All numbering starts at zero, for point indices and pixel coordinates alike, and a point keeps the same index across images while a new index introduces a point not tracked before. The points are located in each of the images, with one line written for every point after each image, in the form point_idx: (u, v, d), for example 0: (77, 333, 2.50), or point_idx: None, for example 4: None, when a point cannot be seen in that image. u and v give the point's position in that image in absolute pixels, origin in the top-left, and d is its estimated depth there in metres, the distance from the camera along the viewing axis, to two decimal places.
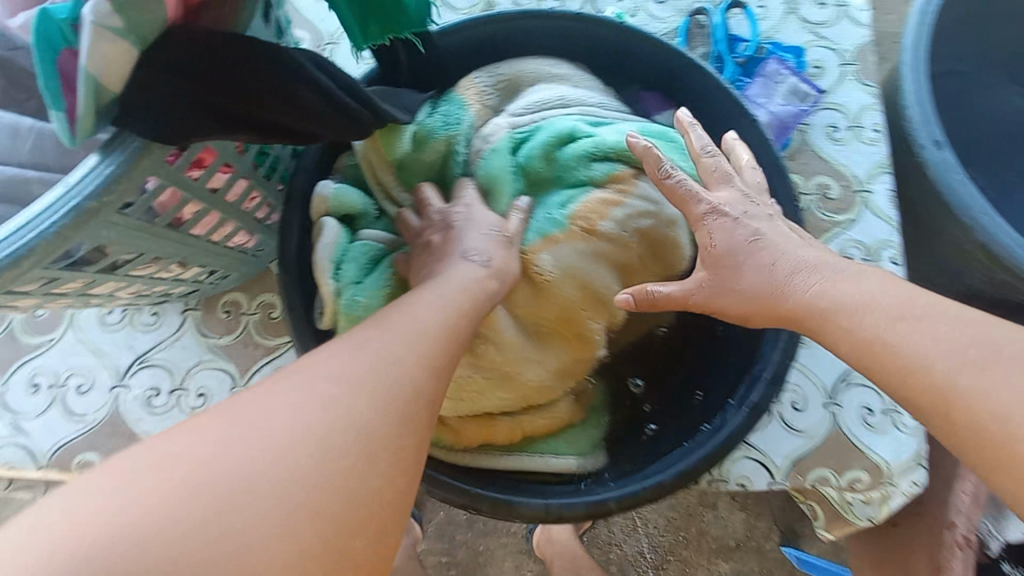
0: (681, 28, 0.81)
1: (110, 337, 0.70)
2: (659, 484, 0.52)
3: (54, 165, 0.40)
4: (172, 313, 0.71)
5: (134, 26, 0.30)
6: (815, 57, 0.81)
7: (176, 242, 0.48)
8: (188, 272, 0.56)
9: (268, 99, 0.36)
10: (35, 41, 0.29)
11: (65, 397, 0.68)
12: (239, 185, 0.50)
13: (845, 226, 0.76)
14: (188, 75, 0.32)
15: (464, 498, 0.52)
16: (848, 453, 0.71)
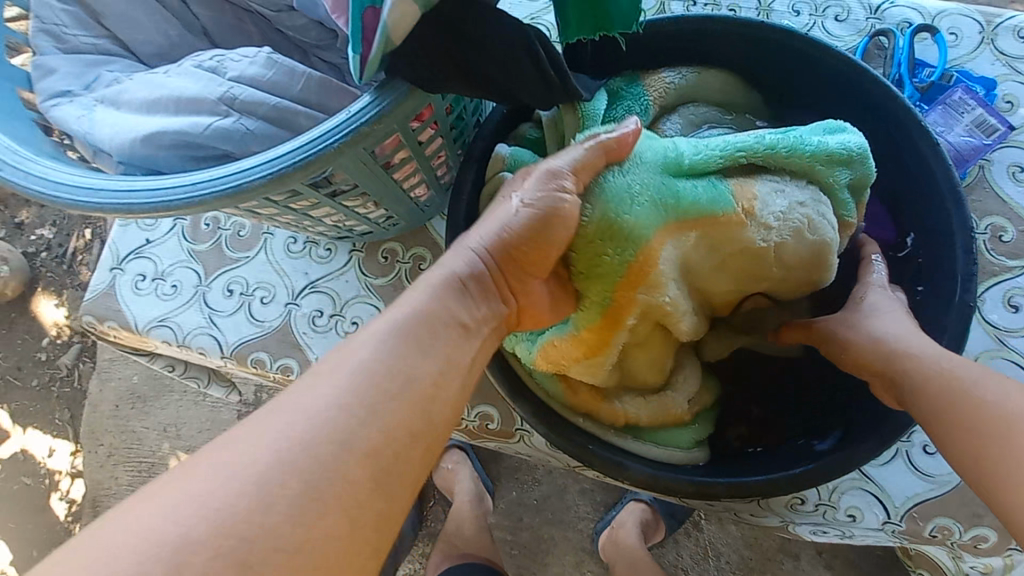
0: (859, 47, 0.78)
1: (291, 261, 0.83)
2: (773, 482, 0.53)
3: (314, 102, 0.49)
4: (343, 250, 0.82)
5: None
6: (1006, 90, 0.75)
7: (382, 182, 0.57)
8: (374, 213, 0.66)
9: (493, 62, 0.43)
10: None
11: (251, 304, 0.82)
12: (435, 142, 0.58)
13: (1017, 272, 0.70)
14: (428, 45, 0.40)
15: (579, 451, 0.56)
16: (979, 509, 0.65)
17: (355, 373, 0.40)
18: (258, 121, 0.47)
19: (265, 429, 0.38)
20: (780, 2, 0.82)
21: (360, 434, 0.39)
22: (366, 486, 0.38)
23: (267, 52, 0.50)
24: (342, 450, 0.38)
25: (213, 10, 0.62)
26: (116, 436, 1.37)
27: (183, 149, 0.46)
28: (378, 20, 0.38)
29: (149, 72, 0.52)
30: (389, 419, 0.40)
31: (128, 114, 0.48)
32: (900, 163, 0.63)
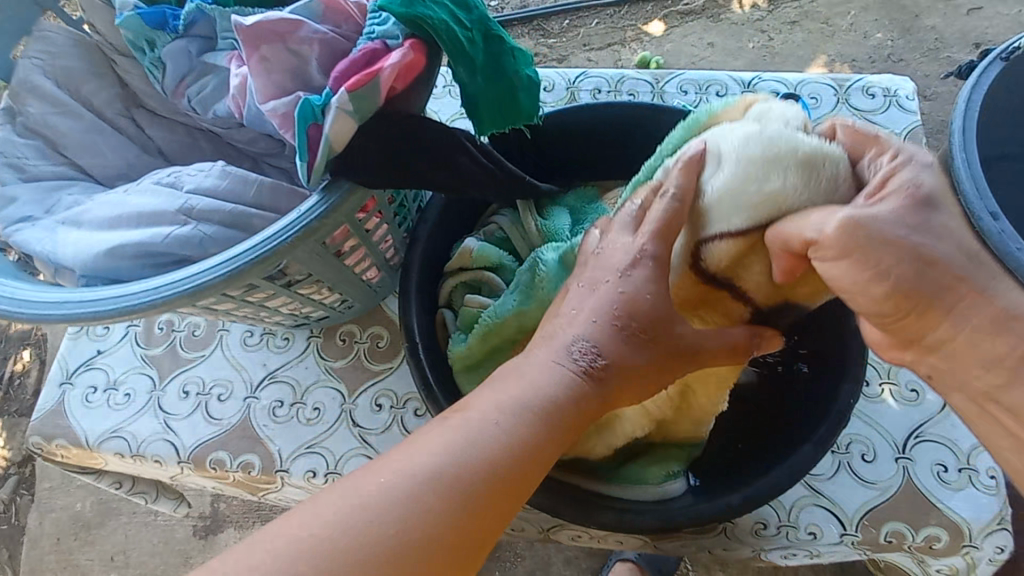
0: None
1: (249, 355, 0.84)
2: (728, 505, 0.56)
3: (267, 204, 0.54)
4: (300, 338, 0.85)
5: (358, 109, 0.45)
6: None
7: (334, 269, 0.61)
8: (329, 298, 0.70)
9: (429, 157, 0.50)
10: (297, 118, 0.45)
11: (208, 403, 0.82)
12: (381, 229, 0.64)
13: None
14: (363, 151, 0.46)
15: (547, 502, 0.58)
16: (924, 509, 0.70)
17: (454, 439, 0.43)
18: (216, 226, 0.52)
19: (350, 500, 0.40)
20: (671, 85, 0.96)
21: (440, 508, 0.40)
22: (444, 552, 0.40)
23: (221, 165, 0.55)
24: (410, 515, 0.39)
25: (168, 132, 0.69)
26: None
27: (147, 258, 0.50)
28: (320, 134, 0.45)
29: (108, 192, 0.57)
30: (462, 487, 0.41)
31: (90, 231, 0.52)
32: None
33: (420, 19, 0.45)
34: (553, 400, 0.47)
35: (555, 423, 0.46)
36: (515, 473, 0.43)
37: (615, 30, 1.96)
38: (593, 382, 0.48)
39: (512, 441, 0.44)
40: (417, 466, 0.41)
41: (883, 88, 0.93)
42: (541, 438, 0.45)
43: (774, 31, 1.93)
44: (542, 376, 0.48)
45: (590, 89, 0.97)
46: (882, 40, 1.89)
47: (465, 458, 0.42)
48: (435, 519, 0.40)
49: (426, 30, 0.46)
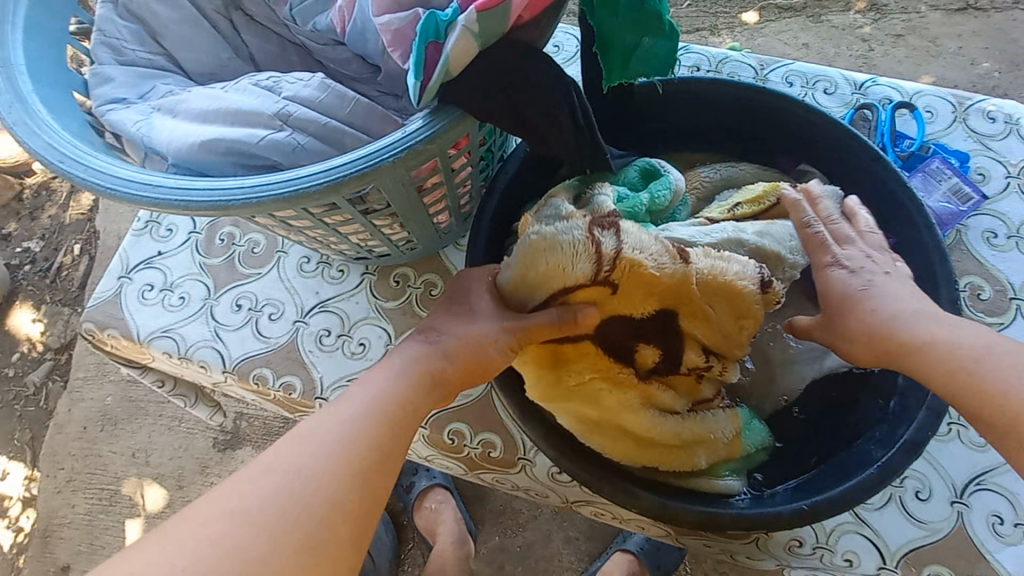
0: (845, 117, 0.86)
1: (302, 280, 0.84)
2: (779, 516, 0.54)
3: (361, 125, 0.53)
4: (355, 272, 0.84)
5: (482, 31, 0.41)
6: (978, 163, 0.83)
7: (412, 204, 0.60)
8: (397, 235, 0.69)
9: (536, 101, 0.48)
10: (418, 34, 0.42)
11: (258, 320, 0.82)
12: (465, 171, 0.61)
13: (994, 329, 0.75)
14: (473, 83, 0.44)
15: (590, 477, 0.56)
16: (972, 558, 0.66)
17: (308, 433, 0.46)
18: (310, 137, 0.50)
19: (221, 503, 0.41)
20: (775, 74, 0.90)
21: (303, 497, 0.42)
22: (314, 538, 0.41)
23: (321, 77, 0.54)
24: (274, 507, 0.41)
25: (263, 39, 0.67)
26: (81, 460, 1.31)
27: (238, 157, 0.49)
28: (439, 54, 0.42)
29: (205, 87, 0.56)
30: (321, 478, 0.43)
31: (186, 122, 0.51)
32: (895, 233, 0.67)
33: None
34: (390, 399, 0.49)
35: (409, 415, 0.49)
36: (379, 459, 0.46)
37: (706, 15, 1.87)
38: (453, 354, 0.53)
39: (380, 418, 0.48)
40: (278, 461, 0.44)
41: (1006, 113, 0.85)
42: (406, 397, 0.50)
43: (876, 41, 1.81)
44: (398, 368, 0.51)
45: (687, 65, 0.91)
46: (991, 68, 1.76)
47: (331, 452, 0.45)
48: (307, 508, 0.42)
49: None
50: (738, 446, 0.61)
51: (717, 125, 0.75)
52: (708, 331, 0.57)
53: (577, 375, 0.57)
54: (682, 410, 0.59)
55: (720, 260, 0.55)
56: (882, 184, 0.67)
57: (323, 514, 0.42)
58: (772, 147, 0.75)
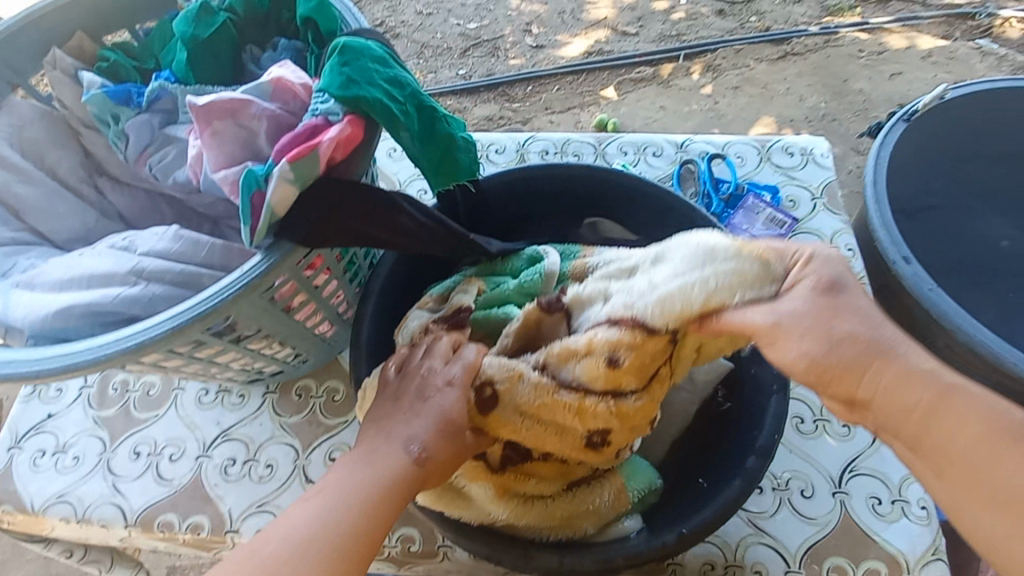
0: (674, 173, 1.00)
1: (203, 413, 0.84)
2: (664, 544, 0.58)
3: (217, 263, 0.57)
4: (255, 394, 0.85)
5: (298, 176, 0.49)
6: (788, 193, 0.97)
7: (284, 324, 0.64)
8: (282, 353, 0.72)
9: (366, 220, 0.55)
10: (242, 187, 0.49)
11: (159, 464, 0.81)
12: (331, 284, 0.67)
13: None
14: (298, 216, 0.50)
15: (488, 549, 0.59)
16: (863, 543, 0.71)
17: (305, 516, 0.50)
18: (166, 286, 0.54)
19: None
20: (611, 147, 1.05)
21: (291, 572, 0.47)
22: None
23: (175, 228, 0.59)
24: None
25: (131, 198, 0.72)
26: None
27: (95, 317, 0.52)
28: (263, 200, 0.49)
29: (64, 255, 0.59)
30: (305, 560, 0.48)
31: (41, 293, 0.54)
32: None
33: (356, 99, 0.50)
34: (383, 482, 0.54)
35: (395, 496, 0.53)
36: (364, 537, 0.50)
37: (575, 96, 2.11)
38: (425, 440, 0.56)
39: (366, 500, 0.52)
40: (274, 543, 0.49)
41: (801, 147, 1.02)
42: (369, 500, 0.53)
43: (719, 94, 2.10)
44: (370, 461, 0.55)
45: (538, 151, 1.04)
46: (816, 102, 2.07)
47: (322, 533, 0.49)
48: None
49: (363, 107, 0.50)
50: (629, 491, 0.65)
51: (554, 200, 0.86)
52: (545, 443, 0.61)
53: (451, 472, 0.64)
54: (551, 494, 0.63)
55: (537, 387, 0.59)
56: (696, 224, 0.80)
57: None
58: (611, 213, 0.87)
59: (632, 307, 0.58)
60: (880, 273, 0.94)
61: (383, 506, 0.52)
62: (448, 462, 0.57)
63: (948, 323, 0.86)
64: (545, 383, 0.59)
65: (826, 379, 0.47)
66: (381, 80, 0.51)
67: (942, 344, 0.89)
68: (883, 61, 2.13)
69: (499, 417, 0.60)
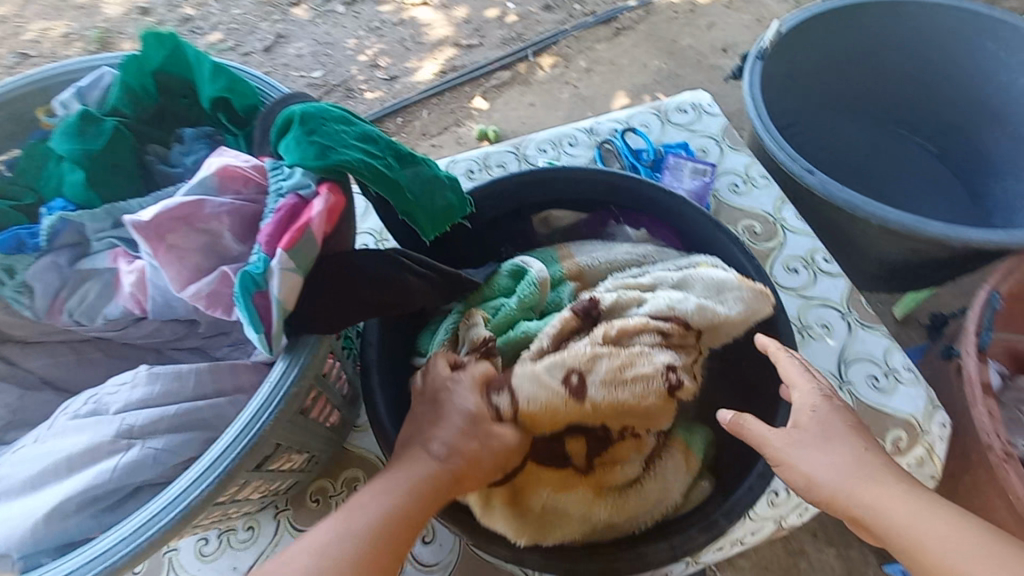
0: (595, 156, 1.05)
1: (212, 566, 0.73)
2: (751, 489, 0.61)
3: (213, 389, 0.50)
4: (267, 520, 0.75)
5: (300, 264, 0.44)
6: (697, 144, 1.07)
7: (302, 428, 0.57)
8: (298, 462, 0.64)
9: (381, 292, 0.49)
10: (239, 292, 0.43)
11: None
12: (335, 368, 0.61)
13: (778, 249, 0.95)
14: (315, 303, 0.46)
15: (604, 565, 0.58)
16: (879, 419, 0.80)
17: (340, 538, 0.46)
18: (167, 435, 0.46)
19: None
20: (530, 148, 1.07)
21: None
22: None
23: (144, 368, 0.50)
24: None
25: (54, 356, 0.61)
26: None
27: (96, 504, 0.43)
28: (268, 301, 0.43)
29: (8, 450, 0.48)
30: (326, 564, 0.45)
31: (5, 505, 0.43)
32: (678, 224, 0.84)
33: (336, 164, 0.46)
34: (422, 483, 0.51)
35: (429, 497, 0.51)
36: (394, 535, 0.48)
37: (447, 115, 2.13)
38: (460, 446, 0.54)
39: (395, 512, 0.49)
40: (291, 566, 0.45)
41: (690, 103, 1.12)
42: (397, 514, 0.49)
43: (577, 79, 2.23)
44: (400, 471, 0.52)
45: (463, 172, 1.04)
46: (659, 65, 2.27)
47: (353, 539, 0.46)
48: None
49: (341, 171, 0.47)
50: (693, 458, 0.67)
51: (505, 209, 0.84)
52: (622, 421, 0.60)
53: (538, 496, 0.61)
54: (638, 475, 0.63)
55: (618, 369, 0.59)
56: (649, 197, 0.83)
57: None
58: (560, 204, 0.87)
59: (674, 307, 0.63)
60: (793, 189, 1.05)
61: (416, 512, 0.50)
62: (488, 464, 0.55)
63: (862, 213, 0.95)
64: (621, 355, 0.59)
65: (828, 496, 0.52)
66: (355, 140, 0.48)
67: (859, 233, 1.02)
68: (698, 17, 2.40)
69: (596, 403, 0.58)
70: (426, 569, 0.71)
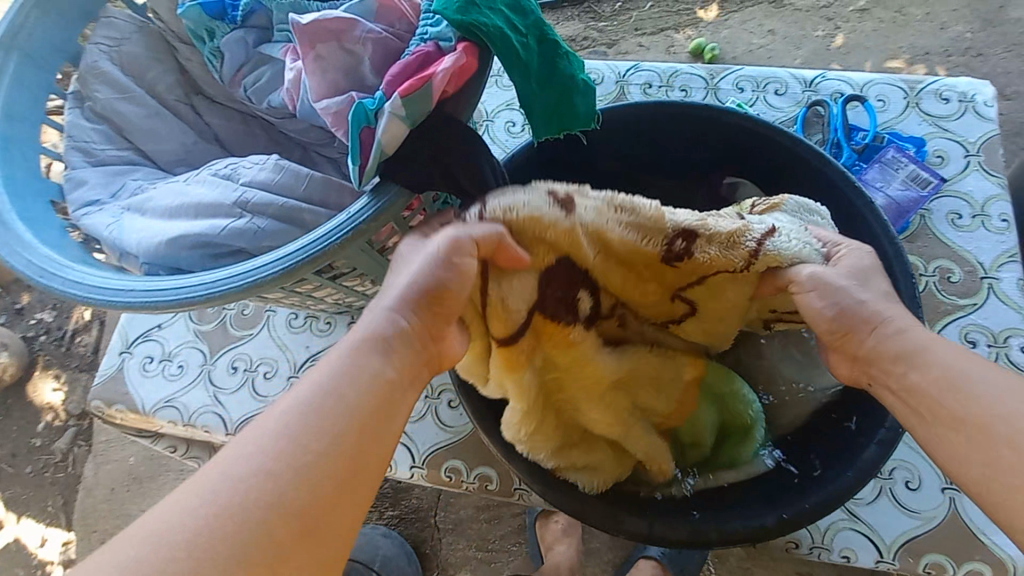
0: (799, 116, 0.88)
1: (294, 336, 0.87)
2: (762, 526, 0.56)
3: (317, 199, 0.55)
4: (341, 323, 0.87)
5: (409, 114, 0.44)
6: (936, 146, 0.84)
7: (378, 263, 0.61)
8: (372, 289, 0.71)
9: (468, 169, 0.49)
10: (351, 121, 0.45)
11: (255, 380, 0.86)
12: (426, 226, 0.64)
13: (969, 310, 0.76)
14: (419, 153, 0.47)
15: (577, 507, 0.57)
16: (968, 543, 0.67)
17: (288, 418, 0.41)
18: (270, 220, 0.53)
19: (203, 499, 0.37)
20: (726, 81, 0.92)
21: (271, 459, 0.39)
22: (288, 519, 0.38)
23: (275, 158, 0.57)
24: (244, 489, 0.38)
25: (226, 119, 0.70)
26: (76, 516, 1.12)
27: (204, 249, 0.52)
28: (373, 138, 0.45)
29: (169, 180, 0.59)
30: (267, 438, 0.40)
31: (151, 220, 0.55)
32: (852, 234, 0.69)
33: (475, 26, 0.44)
34: (379, 341, 0.46)
35: (382, 356, 0.46)
36: (342, 404, 0.43)
37: (669, 15, 1.89)
38: (413, 305, 0.48)
39: (336, 380, 0.44)
40: (230, 463, 0.39)
41: (959, 92, 0.86)
42: (363, 363, 0.45)
43: (842, 18, 1.80)
44: (346, 342, 0.46)
45: (640, 83, 0.94)
46: (961, 31, 1.73)
47: (309, 412, 0.42)
48: (260, 476, 0.39)
49: (479, 36, 0.45)
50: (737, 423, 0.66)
51: (680, 150, 0.76)
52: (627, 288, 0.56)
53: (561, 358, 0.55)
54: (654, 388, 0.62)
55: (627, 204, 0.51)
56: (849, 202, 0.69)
57: (273, 474, 0.39)
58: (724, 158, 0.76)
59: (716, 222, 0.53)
60: None
61: (357, 376, 0.45)
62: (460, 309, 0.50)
63: None
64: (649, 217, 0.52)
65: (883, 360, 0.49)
66: (505, 7, 0.45)
67: None
68: None
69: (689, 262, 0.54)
70: (442, 426, 0.79)
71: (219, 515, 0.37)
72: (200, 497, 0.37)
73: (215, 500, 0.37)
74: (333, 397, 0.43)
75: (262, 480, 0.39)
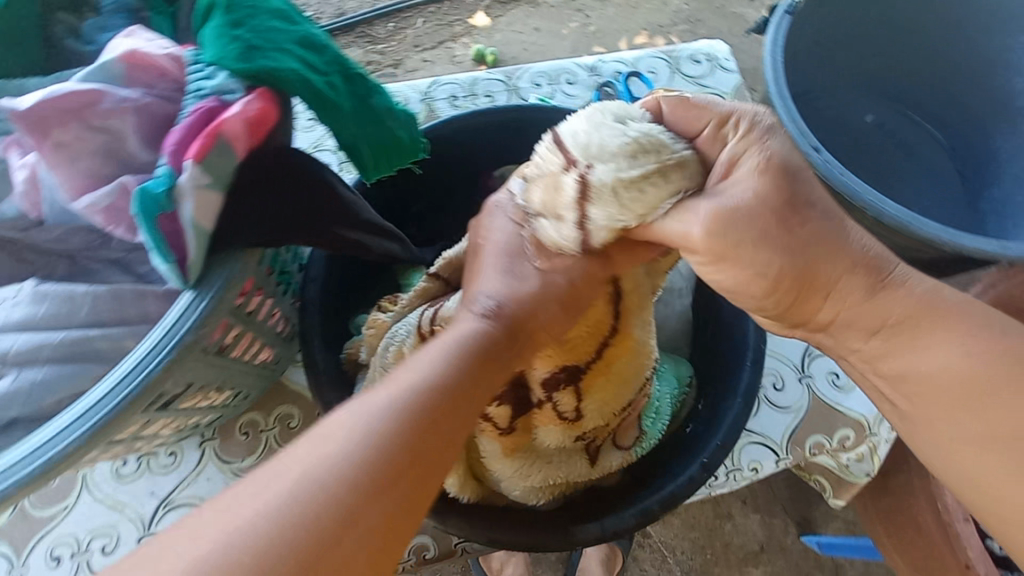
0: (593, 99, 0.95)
1: (128, 488, 0.69)
2: (691, 478, 0.58)
3: (109, 319, 0.43)
4: (190, 448, 0.71)
5: (217, 177, 0.37)
6: None
7: (219, 368, 0.51)
8: (220, 398, 0.59)
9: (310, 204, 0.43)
10: (139, 213, 0.36)
11: (90, 561, 0.66)
12: (265, 306, 0.55)
13: None
14: (244, 217, 0.39)
15: (531, 539, 0.55)
16: (832, 417, 0.79)
17: (376, 420, 0.36)
18: (48, 365, 0.41)
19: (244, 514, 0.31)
20: (523, 80, 0.96)
21: (343, 476, 0.33)
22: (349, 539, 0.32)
23: (32, 285, 0.44)
24: (299, 504, 0.32)
25: None
26: None
27: None
28: (177, 222, 0.37)
29: None
30: (336, 451, 0.34)
31: None
32: None
33: (267, 71, 0.38)
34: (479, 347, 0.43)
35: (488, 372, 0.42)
36: (429, 417, 0.38)
37: (442, 28, 1.93)
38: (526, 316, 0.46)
39: (451, 375, 0.40)
40: (284, 484, 0.33)
41: (705, 54, 1.01)
42: (466, 368, 0.41)
43: (589, 9, 2.03)
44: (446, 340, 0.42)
45: (445, 97, 0.93)
46: (679, 4, 2.06)
47: (393, 428, 0.36)
48: (334, 488, 0.33)
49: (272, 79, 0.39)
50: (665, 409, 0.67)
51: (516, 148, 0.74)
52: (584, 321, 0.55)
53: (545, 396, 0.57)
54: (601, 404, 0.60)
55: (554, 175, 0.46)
56: None
57: (345, 489, 0.33)
58: None
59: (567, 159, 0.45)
60: None
61: (453, 386, 0.40)
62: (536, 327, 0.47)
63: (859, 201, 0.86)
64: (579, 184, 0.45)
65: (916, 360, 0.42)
66: (295, 45, 0.40)
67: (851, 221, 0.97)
68: None
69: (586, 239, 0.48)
70: None
71: (279, 530, 0.31)
72: (249, 513, 0.31)
73: (258, 516, 0.31)
74: (435, 395, 0.38)
75: (334, 489, 0.33)
